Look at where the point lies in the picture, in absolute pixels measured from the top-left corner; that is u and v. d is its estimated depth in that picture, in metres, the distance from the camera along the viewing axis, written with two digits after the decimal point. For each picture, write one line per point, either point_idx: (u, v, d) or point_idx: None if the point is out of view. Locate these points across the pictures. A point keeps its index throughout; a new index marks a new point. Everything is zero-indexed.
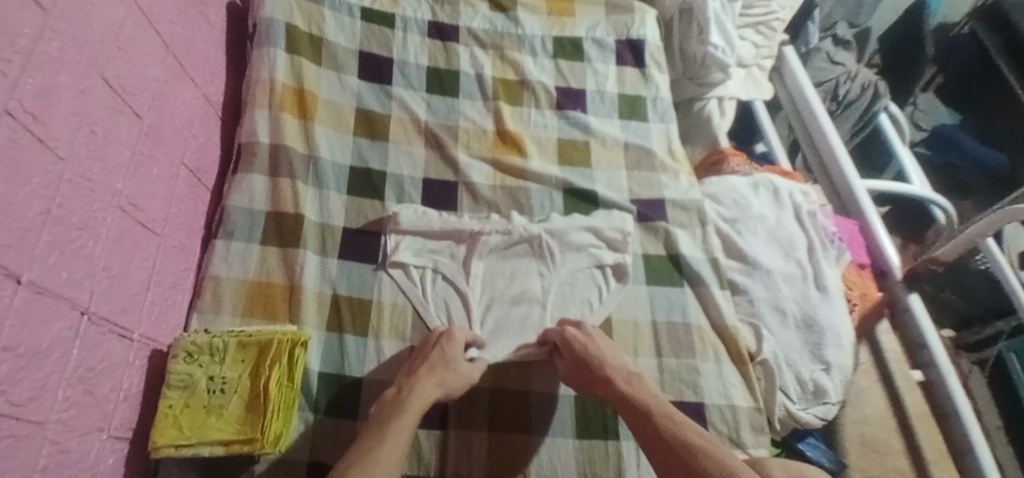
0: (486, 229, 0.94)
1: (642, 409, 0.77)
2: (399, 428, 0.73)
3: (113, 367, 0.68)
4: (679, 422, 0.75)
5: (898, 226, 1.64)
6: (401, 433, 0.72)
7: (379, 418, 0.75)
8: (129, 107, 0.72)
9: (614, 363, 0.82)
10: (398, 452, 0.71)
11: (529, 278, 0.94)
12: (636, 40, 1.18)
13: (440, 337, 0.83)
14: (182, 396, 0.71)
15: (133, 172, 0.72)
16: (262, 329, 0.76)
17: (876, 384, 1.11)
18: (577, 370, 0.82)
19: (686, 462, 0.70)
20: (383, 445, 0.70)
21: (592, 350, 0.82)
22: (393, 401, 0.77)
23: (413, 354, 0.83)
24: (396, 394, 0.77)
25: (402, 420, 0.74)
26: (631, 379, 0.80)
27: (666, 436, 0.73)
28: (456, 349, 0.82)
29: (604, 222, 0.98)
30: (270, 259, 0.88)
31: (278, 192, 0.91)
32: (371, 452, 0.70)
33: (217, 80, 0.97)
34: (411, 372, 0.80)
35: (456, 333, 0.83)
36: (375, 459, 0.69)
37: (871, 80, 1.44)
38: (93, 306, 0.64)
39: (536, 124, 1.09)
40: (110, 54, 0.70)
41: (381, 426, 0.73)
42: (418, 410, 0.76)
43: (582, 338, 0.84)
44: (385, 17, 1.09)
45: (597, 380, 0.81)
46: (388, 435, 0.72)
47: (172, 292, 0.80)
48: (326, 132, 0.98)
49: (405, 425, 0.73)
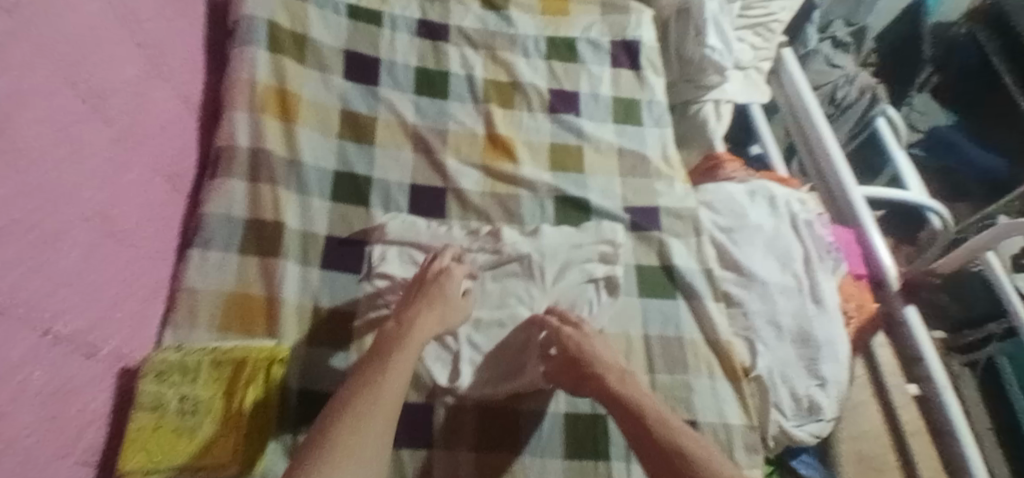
0: (473, 247, 0.92)
1: (636, 411, 0.74)
2: (404, 354, 0.72)
3: (80, 387, 0.64)
4: (669, 425, 0.72)
5: (892, 228, 1.63)
6: (405, 361, 0.71)
7: (379, 348, 0.73)
8: (99, 111, 0.68)
9: (608, 362, 0.80)
10: (401, 378, 0.69)
11: (519, 302, 0.91)
12: (631, 41, 1.14)
13: (439, 272, 0.83)
14: (153, 418, 0.67)
15: (104, 181, 0.68)
16: (236, 346, 0.74)
17: (871, 399, 1.08)
18: (572, 369, 0.81)
19: (674, 469, 0.67)
20: (388, 371, 0.69)
21: (587, 347, 0.81)
22: (394, 330, 0.76)
23: (409, 288, 0.82)
24: (397, 326, 0.76)
25: (405, 349, 0.73)
26: (625, 378, 0.78)
27: (658, 439, 0.70)
28: (455, 286, 0.83)
29: (594, 236, 0.95)
30: (249, 271, 0.84)
31: (257, 198, 0.88)
32: (377, 375, 0.69)
33: (195, 79, 0.93)
34: (411, 304, 0.79)
35: (455, 271, 0.84)
36: (381, 384, 0.67)
37: (870, 84, 1.42)
38: (58, 324, 0.60)
39: (528, 128, 1.05)
40: (78, 56, 0.66)
41: (383, 355, 0.72)
42: (419, 341, 0.75)
43: (577, 337, 0.82)
44: (373, 15, 1.05)
45: (588, 377, 0.79)
46: (394, 361, 0.71)
47: (145, 306, 0.76)
48: (310, 134, 0.94)
49: (408, 353, 0.73)
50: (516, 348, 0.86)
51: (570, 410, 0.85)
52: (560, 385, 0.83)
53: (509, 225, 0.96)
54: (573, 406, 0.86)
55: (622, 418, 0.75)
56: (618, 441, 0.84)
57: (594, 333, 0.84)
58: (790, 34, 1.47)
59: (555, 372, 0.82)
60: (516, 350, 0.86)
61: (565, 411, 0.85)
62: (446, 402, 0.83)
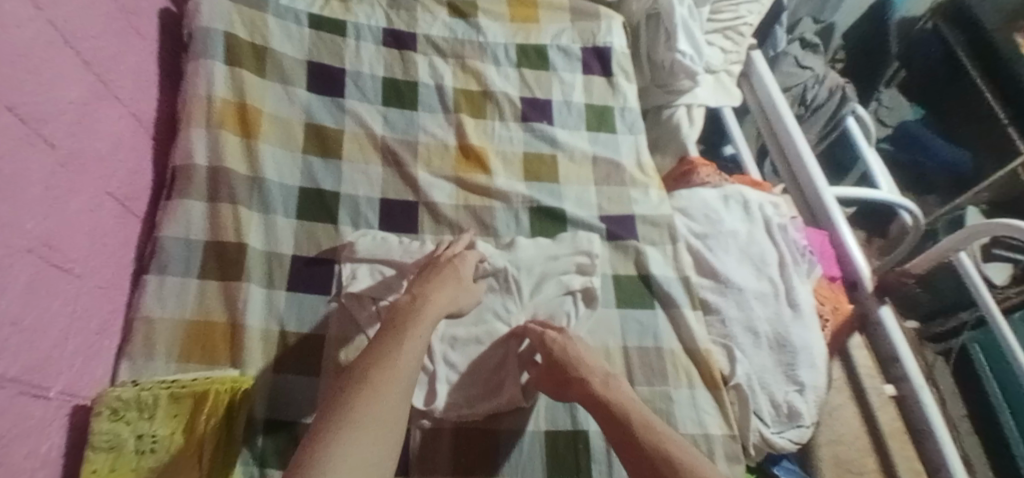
0: None
1: (619, 416, 0.73)
2: (420, 326, 0.72)
3: (30, 430, 0.60)
4: (654, 428, 0.71)
5: (862, 224, 1.65)
6: (419, 334, 0.70)
7: (395, 319, 0.73)
8: (42, 137, 0.64)
9: (591, 365, 0.79)
10: (418, 349, 0.69)
11: (495, 317, 0.88)
12: (602, 47, 1.13)
13: (452, 257, 0.83)
14: (108, 460, 0.64)
15: (48, 210, 0.64)
16: (196, 380, 0.71)
17: (849, 401, 1.09)
18: (555, 375, 0.80)
19: (661, 470, 0.65)
20: (405, 344, 0.68)
21: (569, 350, 0.80)
22: (408, 305, 0.75)
23: (421, 268, 0.82)
24: (412, 299, 0.76)
25: (422, 321, 0.72)
26: (608, 382, 0.77)
27: (642, 440, 0.69)
28: (468, 269, 0.83)
29: (570, 247, 0.93)
30: (210, 295, 0.80)
31: (217, 219, 0.84)
32: (394, 344, 0.68)
33: (149, 96, 0.89)
34: (425, 281, 0.79)
35: (469, 256, 0.85)
36: (398, 357, 0.66)
37: (839, 84, 1.43)
38: (3, 367, 0.56)
39: (500, 138, 1.03)
40: (18, 78, 0.61)
41: (398, 326, 0.71)
42: (434, 315, 0.75)
43: (562, 341, 0.81)
44: (337, 25, 1.02)
45: (572, 381, 0.78)
46: (410, 334, 0.70)
47: (97, 338, 0.72)
48: (273, 150, 0.91)
49: (422, 326, 0.72)
50: (495, 363, 0.85)
51: (550, 428, 0.84)
52: (543, 390, 0.82)
53: (483, 240, 0.94)
54: (552, 423, 0.84)
55: (606, 423, 0.74)
56: (600, 458, 0.82)
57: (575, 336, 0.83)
58: (759, 36, 1.42)
59: (540, 373, 0.81)
60: (496, 364, 0.85)
61: (545, 429, 0.84)
62: (421, 425, 0.81)
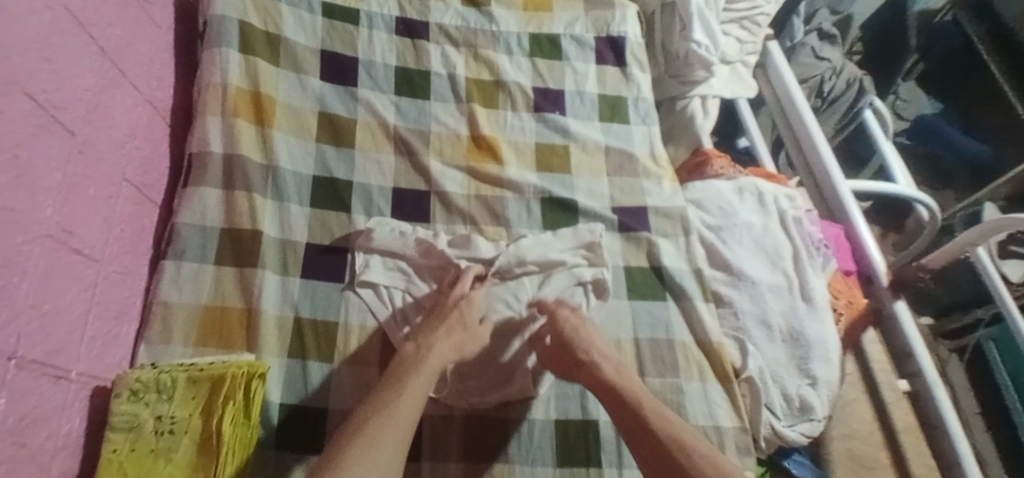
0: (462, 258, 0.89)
1: (633, 402, 0.73)
2: (418, 380, 0.70)
3: (49, 412, 0.61)
4: (667, 418, 0.71)
5: (878, 217, 1.64)
6: (419, 391, 0.69)
7: (395, 372, 0.71)
8: (60, 123, 0.65)
9: (602, 350, 0.79)
10: (415, 405, 0.67)
11: (507, 307, 0.89)
12: (616, 37, 1.12)
13: (459, 299, 0.81)
14: (128, 440, 0.65)
15: (65, 197, 0.65)
16: (215, 363, 0.71)
17: (862, 396, 1.07)
18: (564, 356, 0.80)
19: (674, 459, 0.66)
20: (402, 396, 0.67)
21: (583, 333, 0.80)
22: (411, 358, 0.73)
23: (429, 314, 0.81)
24: (415, 350, 0.74)
25: (421, 375, 0.71)
26: (619, 370, 0.77)
27: (654, 429, 0.70)
28: (474, 314, 0.80)
29: (577, 239, 0.94)
30: (226, 282, 0.81)
31: (233, 206, 0.85)
32: (390, 399, 0.67)
33: (165, 84, 0.90)
34: (429, 332, 0.77)
35: (476, 298, 0.82)
36: (393, 412, 0.65)
37: (857, 75, 1.40)
38: (23, 350, 0.57)
39: (512, 128, 1.03)
40: (36, 64, 0.62)
41: (397, 379, 0.70)
42: (437, 369, 0.72)
43: (573, 320, 0.82)
44: (349, 13, 1.02)
45: (581, 365, 0.78)
46: (410, 393, 0.68)
47: (116, 323, 0.74)
48: (287, 139, 0.91)
49: (422, 381, 0.70)
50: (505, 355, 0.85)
51: (560, 417, 0.84)
52: (550, 369, 0.82)
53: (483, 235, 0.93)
54: (563, 412, 0.84)
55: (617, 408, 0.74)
56: (610, 448, 0.82)
57: (589, 320, 0.84)
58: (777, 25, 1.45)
59: (546, 355, 0.82)
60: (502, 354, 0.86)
61: (555, 419, 0.84)
62: (431, 409, 0.82)
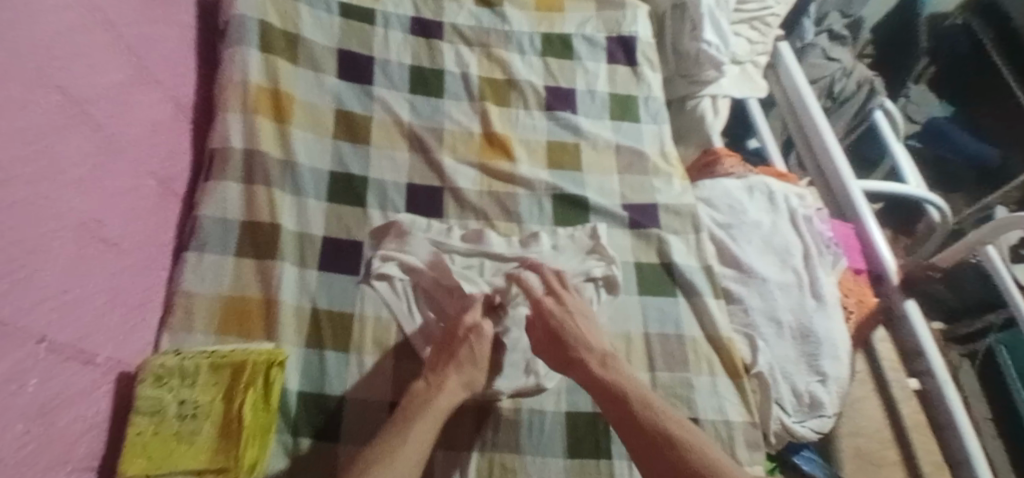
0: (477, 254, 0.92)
1: (620, 396, 0.73)
2: (424, 422, 0.70)
3: (76, 395, 0.63)
4: (654, 407, 0.72)
5: (888, 220, 1.64)
6: (426, 433, 0.69)
7: (404, 411, 0.72)
8: (88, 116, 0.67)
9: (591, 343, 0.79)
10: (420, 449, 0.67)
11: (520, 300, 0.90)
12: (627, 37, 1.14)
13: (468, 332, 0.79)
14: (152, 423, 0.67)
15: (92, 187, 0.67)
16: (236, 350, 0.74)
17: (871, 394, 1.09)
18: (555, 349, 0.80)
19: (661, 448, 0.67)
20: (410, 438, 0.67)
21: (569, 327, 0.80)
22: (420, 398, 0.73)
23: (438, 345, 0.80)
24: (425, 387, 0.74)
25: (429, 415, 0.71)
26: (606, 362, 0.77)
27: (642, 420, 0.70)
28: (486, 348, 0.79)
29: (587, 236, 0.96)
30: (246, 273, 0.83)
31: (253, 200, 0.87)
32: (396, 440, 0.67)
33: (188, 81, 0.92)
34: (439, 368, 0.77)
35: (486, 331, 0.80)
36: (399, 454, 0.65)
37: (868, 77, 1.40)
38: (53, 333, 0.60)
39: (524, 126, 1.05)
40: (66, 59, 0.64)
41: (405, 419, 0.70)
42: (445, 409, 0.73)
43: (561, 313, 0.81)
44: (365, 13, 1.05)
45: (571, 361, 0.78)
46: (419, 439, 0.68)
47: (140, 311, 0.76)
48: (305, 136, 0.94)
49: (430, 424, 0.70)
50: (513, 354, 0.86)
51: (571, 409, 0.85)
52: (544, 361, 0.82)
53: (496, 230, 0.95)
54: (573, 405, 0.86)
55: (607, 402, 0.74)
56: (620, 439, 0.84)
57: (589, 311, 0.84)
58: (786, 27, 1.44)
59: (535, 341, 0.82)
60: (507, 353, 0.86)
61: (566, 411, 0.85)
62: None
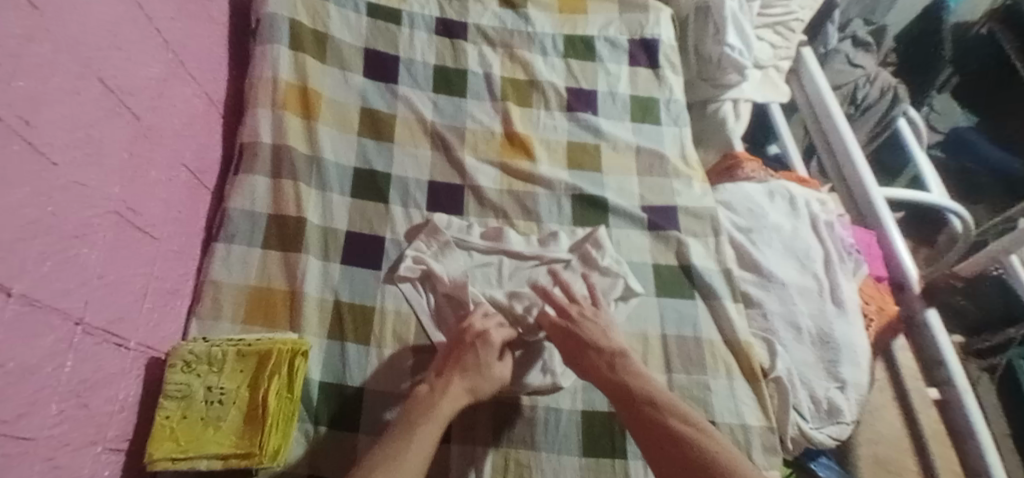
0: (495, 252, 0.92)
1: (630, 397, 0.73)
2: (427, 430, 0.69)
3: (109, 377, 0.66)
4: (667, 405, 0.72)
5: (911, 231, 1.62)
6: (428, 441, 0.68)
7: (407, 418, 0.71)
8: (126, 108, 0.70)
9: (603, 344, 0.78)
10: (421, 458, 0.66)
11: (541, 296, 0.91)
12: (650, 40, 1.14)
13: (474, 338, 0.78)
14: (179, 408, 0.70)
15: (128, 176, 0.70)
16: (261, 338, 0.76)
17: (890, 403, 1.07)
18: (571, 353, 0.79)
19: (679, 448, 0.68)
20: (412, 446, 0.67)
21: (579, 331, 0.80)
22: (425, 403, 0.72)
23: (444, 353, 0.79)
24: (429, 394, 0.73)
25: (431, 423, 0.70)
26: (618, 361, 0.77)
27: (656, 422, 0.70)
28: (491, 353, 0.78)
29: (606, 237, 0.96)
30: (271, 265, 0.85)
31: (280, 194, 0.89)
32: (397, 449, 0.66)
33: (219, 77, 0.95)
34: (444, 374, 0.76)
35: (493, 337, 0.79)
36: (401, 462, 0.65)
37: (891, 83, 1.39)
38: (88, 316, 0.63)
39: (546, 126, 1.06)
40: (108, 52, 0.67)
41: (407, 425, 0.69)
42: (448, 416, 0.71)
43: (571, 319, 0.81)
44: (392, 14, 1.06)
45: (585, 365, 0.77)
46: (420, 448, 0.67)
47: (170, 298, 0.78)
48: (330, 132, 0.96)
49: (433, 429, 0.69)
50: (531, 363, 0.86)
51: (587, 408, 0.86)
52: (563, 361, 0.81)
53: (514, 228, 0.96)
54: (589, 404, 0.86)
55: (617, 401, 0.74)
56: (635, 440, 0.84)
57: (601, 312, 0.83)
58: (810, 33, 1.45)
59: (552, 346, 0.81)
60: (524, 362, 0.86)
61: (582, 409, 0.86)
62: None
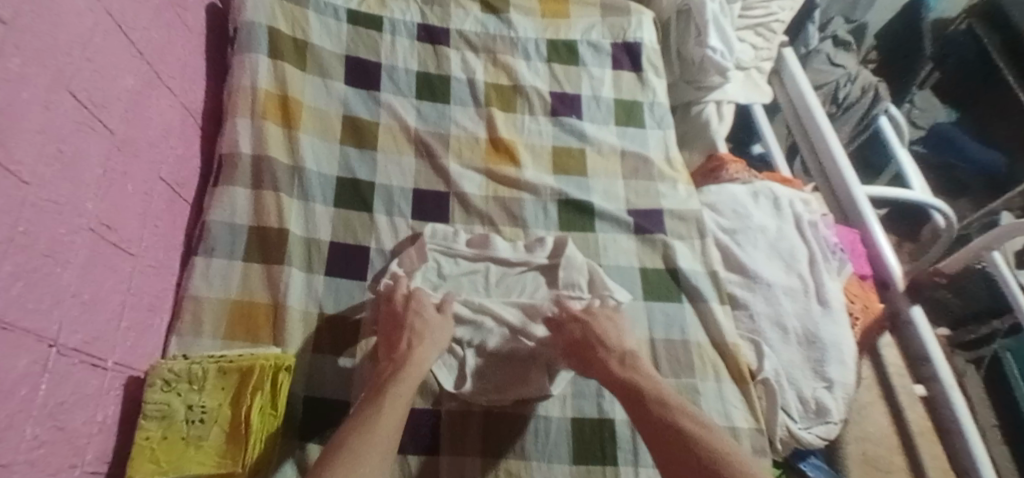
0: (482, 261, 0.91)
1: (637, 393, 0.73)
2: (398, 388, 0.70)
3: (85, 398, 0.65)
4: (669, 402, 0.72)
5: (895, 227, 1.64)
6: (400, 397, 0.69)
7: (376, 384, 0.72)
8: (101, 122, 0.68)
9: (612, 343, 0.80)
10: (397, 413, 0.67)
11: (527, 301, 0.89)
12: (632, 43, 1.14)
13: (407, 303, 0.80)
14: (160, 428, 0.69)
15: (105, 192, 0.69)
16: (243, 354, 0.75)
17: (878, 400, 1.09)
18: (580, 352, 0.80)
19: (679, 439, 0.67)
20: (383, 406, 0.68)
21: (592, 330, 0.81)
22: (388, 370, 0.73)
23: (384, 324, 0.80)
24: (390, 360, 0.74)
25: (401, 382, 0.71)
26: (625, 361, 0.78)
27: (659, 415, 0.70)
28: (429, 310, 0.79)
29: (582, 245, 0.97)
30: (253, 278, 0.85)
31: (261, 205, 0.88)
32: (372, 411, 0.67)
33: (197, 88, 0.93)
34: (394, 341, 0.77)
35: (422, 295, 0.81)
36: (377, 420, 0.66)
37: (872, 82, 1.41)
38: (63, 337, 0.61)
39: (529, 131, 1.05)
40: (80, 65, 0.66)
41: (379, 388, 0.70)
42: (415, 373, 0.72)
43: (585, 316, 0.82)
44: (373, 20, 1.05)
45: (591, 361, 0.78)
46: (394, 409, 0.68)
47: (149, 314, 0.77)
48: (312, 141, 0.94)
49: (404, 388, 0.70)
50: (520, 379, 0.84)
51: (576, 415, 0.86)
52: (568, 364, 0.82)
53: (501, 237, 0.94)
54: (578, 411, 0.86)
55: (623, 396, 0.75)
56: (626, 446, 0.84)
57: (617, 316, 0.84)
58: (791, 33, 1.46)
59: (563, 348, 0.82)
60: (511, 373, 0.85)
61: (571, 416, 0.86)
62: (451, 404, 0.84)
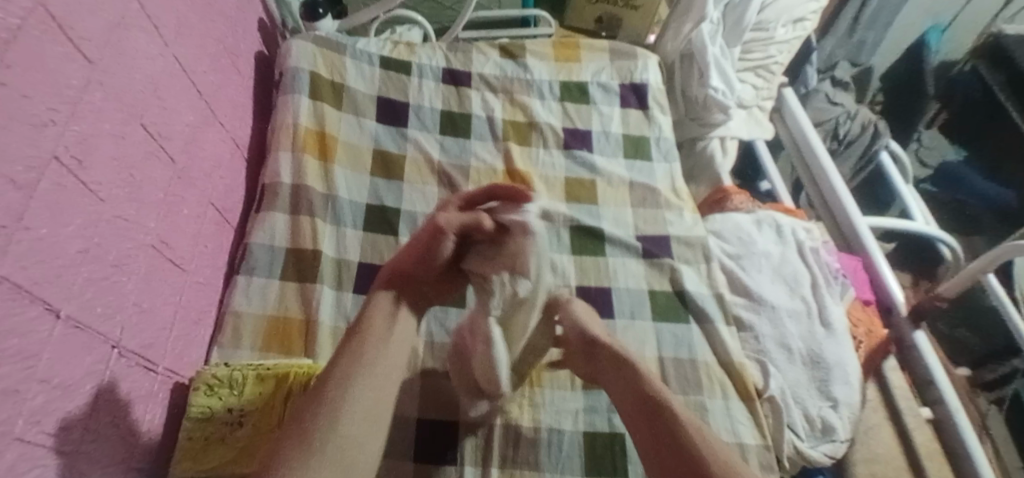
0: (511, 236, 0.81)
1: (653, 398, 0.79)
2: (366, 326, 0.77)
3: (138, 398, 0.72)
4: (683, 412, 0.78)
5: (903, 263, 1.69)
6: (367, 335, 0.76)
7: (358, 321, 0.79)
8: (163, 150, 0.78)
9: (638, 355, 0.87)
10: (359, 347, 0.74)
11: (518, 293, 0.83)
12: (639, 83, 1.23)
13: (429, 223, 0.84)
14: (202, 429, 0.76)
15: (164, 213, 0.77)
16: (279, 363, 0.82)
17: (885, 422, 1.08)
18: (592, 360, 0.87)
19: (680, 445, 0.74)
20: (348, 344, 0.75)
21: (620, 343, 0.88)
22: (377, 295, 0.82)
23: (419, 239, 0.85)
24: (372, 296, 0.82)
25: (374, 322, 0.78)
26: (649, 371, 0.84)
27: (675, 424, 0.76)
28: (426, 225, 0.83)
29: (592, 277, 1.03)
30: (289, 295, 0.92)
31: (298, 229, 0.96)
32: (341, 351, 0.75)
33: (244, 124, 1.03)
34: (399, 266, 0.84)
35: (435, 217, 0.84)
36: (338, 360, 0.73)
37: (871, 119, 1.48)
38: (123, 340, 0.69)
39: (543, 163, 1.13)
40: (149, 102, 0.75)
41: (356, 329, 0.77)
42: (382, 308, 0.79)
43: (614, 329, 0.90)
44: (402, 65, 1.15)
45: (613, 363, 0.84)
46: (354, 345, 0.74)
47: (195, 326, 0.85)
48: (344, 172, 1.03)
49: (374, 324, 0.77)
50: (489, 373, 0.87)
51: (588, 430, 0.90)
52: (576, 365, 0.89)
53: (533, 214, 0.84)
54: (590, 425, 0.91)
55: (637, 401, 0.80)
56: (635, 459, 0.88)
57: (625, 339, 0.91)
58: (790, 74, 1.50)
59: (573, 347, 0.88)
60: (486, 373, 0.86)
61: (584, 430, 0.90)
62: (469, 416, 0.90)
